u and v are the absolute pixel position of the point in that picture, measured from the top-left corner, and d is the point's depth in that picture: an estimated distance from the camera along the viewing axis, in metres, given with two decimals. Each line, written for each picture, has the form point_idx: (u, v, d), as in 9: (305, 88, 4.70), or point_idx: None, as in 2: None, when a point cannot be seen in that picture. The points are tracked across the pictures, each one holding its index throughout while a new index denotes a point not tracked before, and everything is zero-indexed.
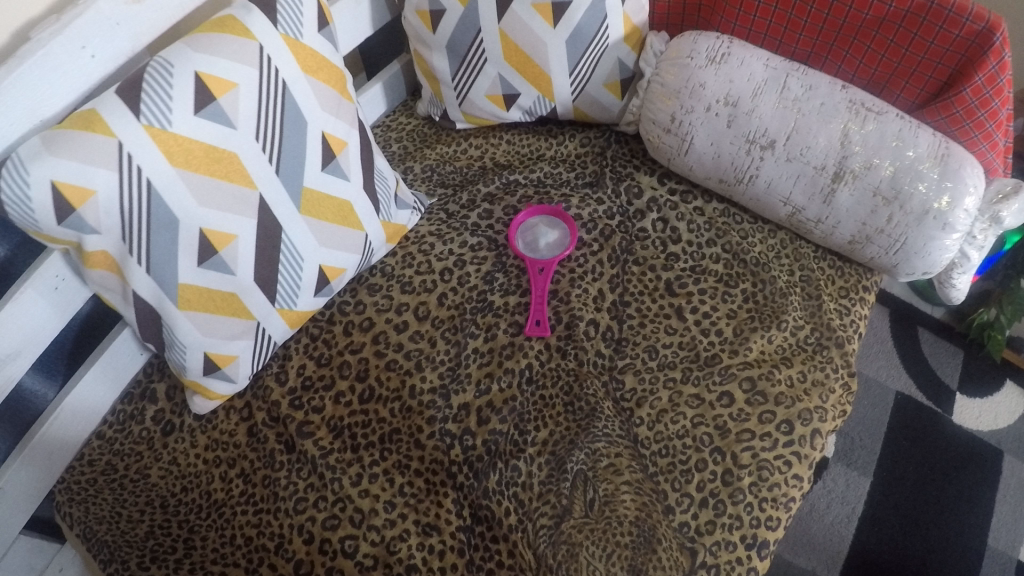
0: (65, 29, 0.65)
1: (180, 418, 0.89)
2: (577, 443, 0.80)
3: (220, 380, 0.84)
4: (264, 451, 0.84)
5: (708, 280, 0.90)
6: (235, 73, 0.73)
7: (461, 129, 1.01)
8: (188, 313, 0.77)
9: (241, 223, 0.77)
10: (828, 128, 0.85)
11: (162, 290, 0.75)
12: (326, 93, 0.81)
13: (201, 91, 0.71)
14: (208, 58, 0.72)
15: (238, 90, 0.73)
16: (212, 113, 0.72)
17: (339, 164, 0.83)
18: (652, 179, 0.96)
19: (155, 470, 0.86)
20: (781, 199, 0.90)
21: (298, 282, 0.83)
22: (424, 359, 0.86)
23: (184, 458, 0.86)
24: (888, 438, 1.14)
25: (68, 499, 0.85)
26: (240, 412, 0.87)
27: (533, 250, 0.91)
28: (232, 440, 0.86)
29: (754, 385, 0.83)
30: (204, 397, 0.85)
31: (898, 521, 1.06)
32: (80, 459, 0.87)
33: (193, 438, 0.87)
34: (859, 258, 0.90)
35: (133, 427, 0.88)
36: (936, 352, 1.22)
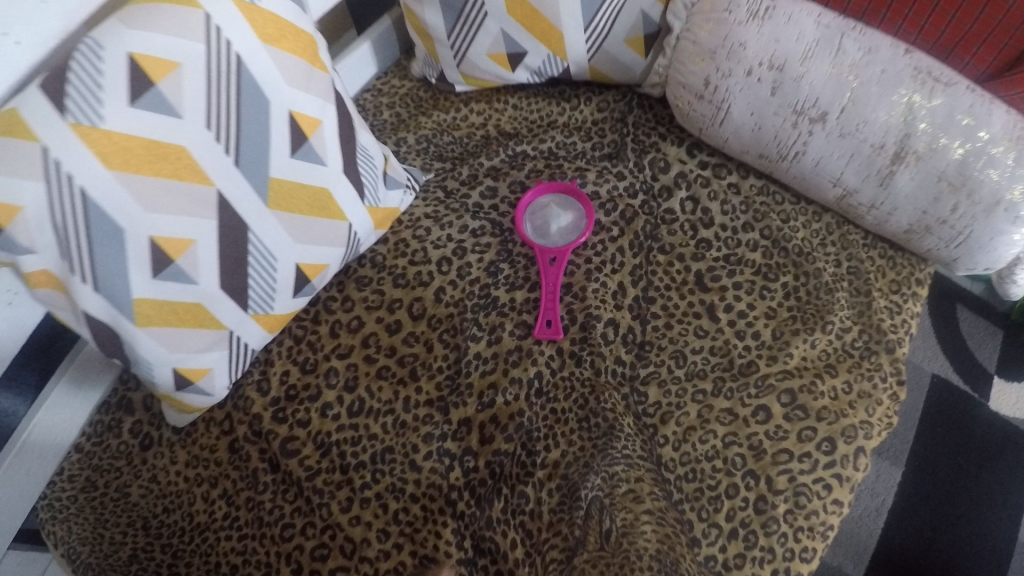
0: None
1: (158, 431, 0.81)
2: (593, 466, 0.71)
3: (195, 393, 0.75)
4: (247, 471, 0.76)
5: (744, 273, 0.79)
6: (176, 50, 0.63)
7: (462, 92, 0.88)
8: (150, 330, 0.68)
9: (199, 225, 0.67)
10: (889, 99, 0.72)
11: (117, 309, 0.66)
12: (291, 65, 0.70)
13: (136, 75, 0.61)
14: (143, 36, 0.61)
15: (181, 70, 0.63)
16: (151, 101, 0.62)
17: (311, 147, 0.72)
18: (680, 151, 0.84)
19: (136, 489, 0.78)
20: (830, 180, 0.78)
21: (273, 283, 0.74)
22: (420, 366, 0.76)
23: (164, 476, 0.79)
24: (921, 424, 1.05)
25: (50, 517, 0.77)
26: (221, 424, 0.79)
27: (543, 236, 0.80)
28: (213, 458, 0.78)
29: (794, 399, 0.73)
30: (180, 411, 0.77)
31: (929, 516, 0.98)
32: (59, 475, 0.79)
33: (173, 453, 0.79)
34: (914, 248, 0.79)
35: (110, 440, 0.81)
36: (975, 331, 1.12)
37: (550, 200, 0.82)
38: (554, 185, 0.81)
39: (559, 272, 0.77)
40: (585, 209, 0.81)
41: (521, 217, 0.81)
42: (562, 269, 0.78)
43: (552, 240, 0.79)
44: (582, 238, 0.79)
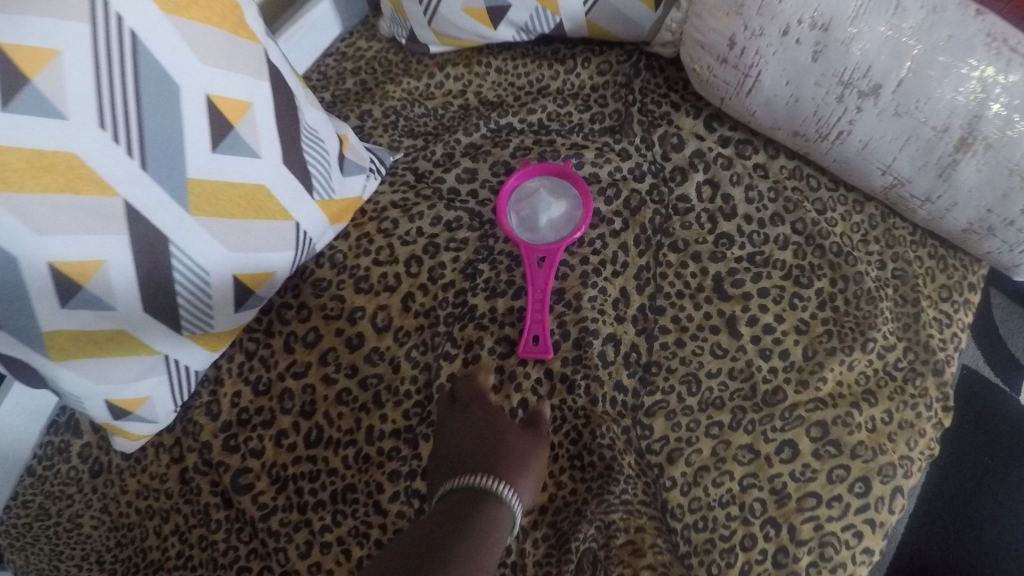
0: None
1: (107, 456, 0.71)
2: (585, 515, 0.60)
3: (136, 421, 0.66)
4: (199, 507, 0.66)
5: (772, 276, 0.66)
6: (56, 33, 0.50)
7: (437, 53, 0.76)
8: (69, 363, 0.60)
9: (108, 244, 0.56)
10: (960, 71, 0.58)
11: (21, 341, 0.57)
12: (204, 39, 0.57)
13: (6, 70, 0.48)
14: (11, 18, 0.48)
15: (62, 58, 0.50)
16: (29, 101, 0.49)
17: (240, 137, 0.59)
18: (696, 124, 0.70)
19: (89, 520, 0.70)
20: (878, 166, 0.65)
21: (208, 298, 0.62)
22: (385, 390, 0.65)
23: (115, 506, 0.69)
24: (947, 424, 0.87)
25: (5, 546, 0.69)
26: (171, 451, 0.68)
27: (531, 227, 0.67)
28: (164, 489, 0.68)
29: (827, 432, 0.61)
30: (125, 438, 0.67)
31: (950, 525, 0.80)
32: (13, 500, 0.71)
33: (122, 481, 0.69)
34: (970, 249, 0.67)
35: (60, 465, 0.72)
36: (1009, 318, 0.95)
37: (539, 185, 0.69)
38: (546, 167, 0.68)
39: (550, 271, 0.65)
40: (582, 195, 0.68)
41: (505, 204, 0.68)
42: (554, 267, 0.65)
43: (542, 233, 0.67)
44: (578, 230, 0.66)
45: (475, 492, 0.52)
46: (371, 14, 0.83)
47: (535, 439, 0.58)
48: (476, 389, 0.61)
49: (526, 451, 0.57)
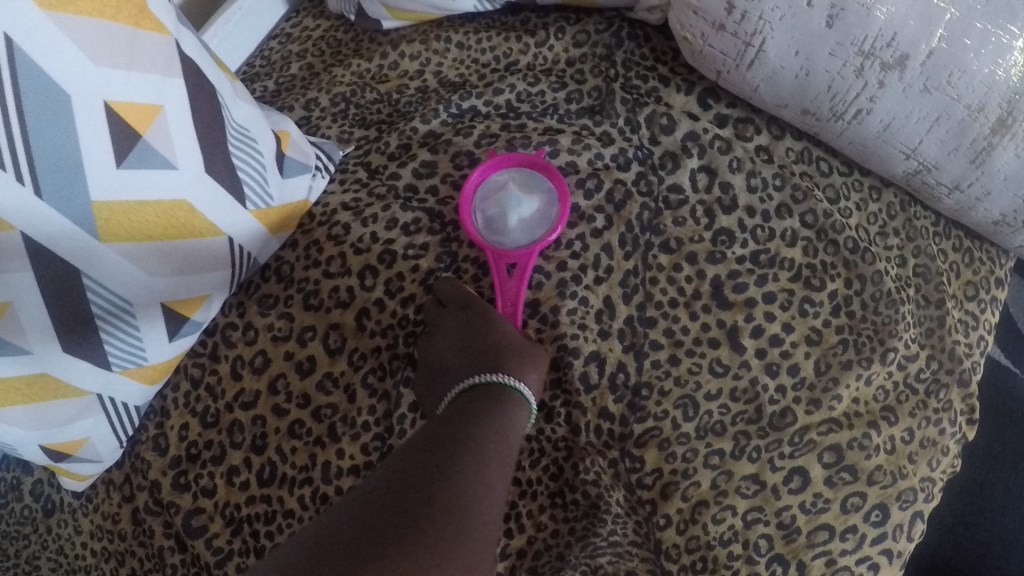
0: None
1: (61, 494, 0.65)
2: (568, 560, 0.53)
3: (79, 462, 0.59)
4: (153, 550, 0.60)
5: (778, 279, 0.58)
6: None
7: (391, 28, 0.67)
8: None
9: (9, 284, 0.48)
10: (1001, 39, 0.49)
11: None
12: (100, 36, 0.47)
13: None
14: None
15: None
16: None
17: (153, 149, 0.51)
18: (689, 101, 0.61)
19: (45, 562, 0.64)
20: (900, 149, 0.55)
21: (136, 329, 0.55)
22: (342, 422, 0.58)
23: (71, 548, 0.63)
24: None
25: None
26: (122, 489, 0.62)
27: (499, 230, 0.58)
28: (117, 530, 0.62)
29: (841, 458, 0.54)
30: (72, 478, 0.61)
31: None
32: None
33: (76, 521, 0.63)
34: (1002, 241, 0.59)
35: (14, 503, 0.67)
36: None
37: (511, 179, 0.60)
38: (517, 159, 0.59)
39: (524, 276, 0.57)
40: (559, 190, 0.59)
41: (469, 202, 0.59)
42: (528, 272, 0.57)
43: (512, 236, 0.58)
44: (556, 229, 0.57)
45: (494, 389, 0.53)
46: None
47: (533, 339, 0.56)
48: (461, 290, 0.58)
49: (531, 349, 0.55)
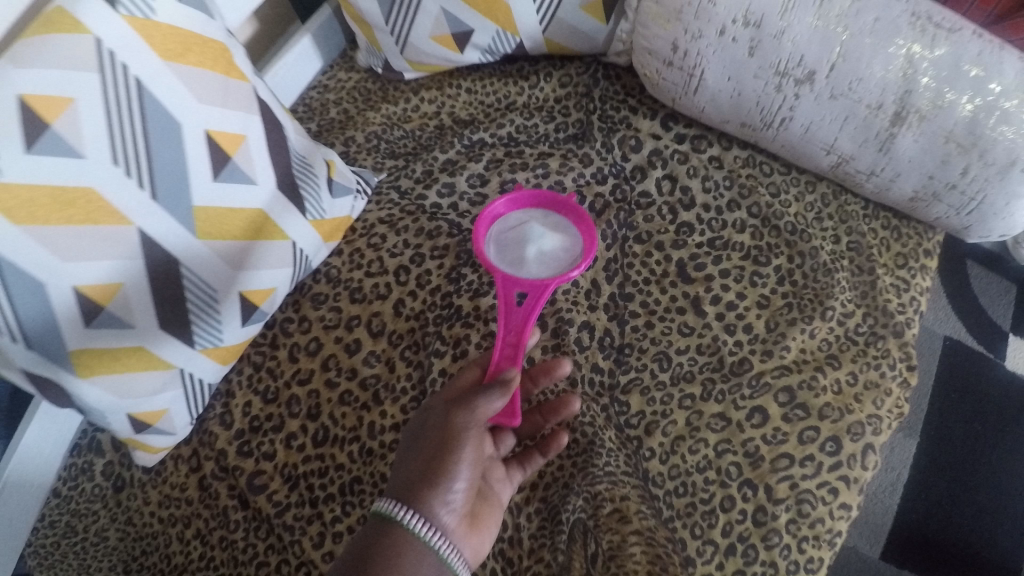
0: None
1: (130, 472, 0.77)
2: (573, 487, 0.66)
3: (157, 433, 0.71)
4: (218, 509, 0.71)
5: (731, 258, 0.71)
6: (70, 84, 0.56)
7: (411, 79, 0.82)
8: (95, 380, 0.64)
9: (124, 267, 0.61)
10: (885, 52, 0.63)
11: (50, 361, 0.61)
12: (201, 80, 0.63)
13: (27, 119, 0.54)
14: (31, 74, 0.55)
15: (77, 106, 0.56)
16: (49, 145, 0.55)
17: (237, 166, 0.66)
18: (654, 125, 0.76)
19: (113, 532, 0.75)
20: (822, 147, 0.70)
21: (218, 314, 0.68)
22: (383, 388, 0.70)
23: (139, 517, 0.74)
24: (935, 391, 1.00)
25: (38, 564, 0.77)
26: (189, 461, 0.74)
27: (517, 253, 0.66)
28: (184, 496, 0.73)
29: (793, 397, 0.66)
30: (146, 452, 0.72)
31: (945, 488, 0.92)
32: (41, 520, 0.78)
33: (145, 493, 0.75)
34: (922, 216, 0.71)
35: (85, 483, 0.78)
36: (987, 288, 1.08)
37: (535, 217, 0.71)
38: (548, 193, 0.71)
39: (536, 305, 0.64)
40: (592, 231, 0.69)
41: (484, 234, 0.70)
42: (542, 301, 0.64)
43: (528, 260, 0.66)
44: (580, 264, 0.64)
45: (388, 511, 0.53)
46: (346, 48, 0.88)
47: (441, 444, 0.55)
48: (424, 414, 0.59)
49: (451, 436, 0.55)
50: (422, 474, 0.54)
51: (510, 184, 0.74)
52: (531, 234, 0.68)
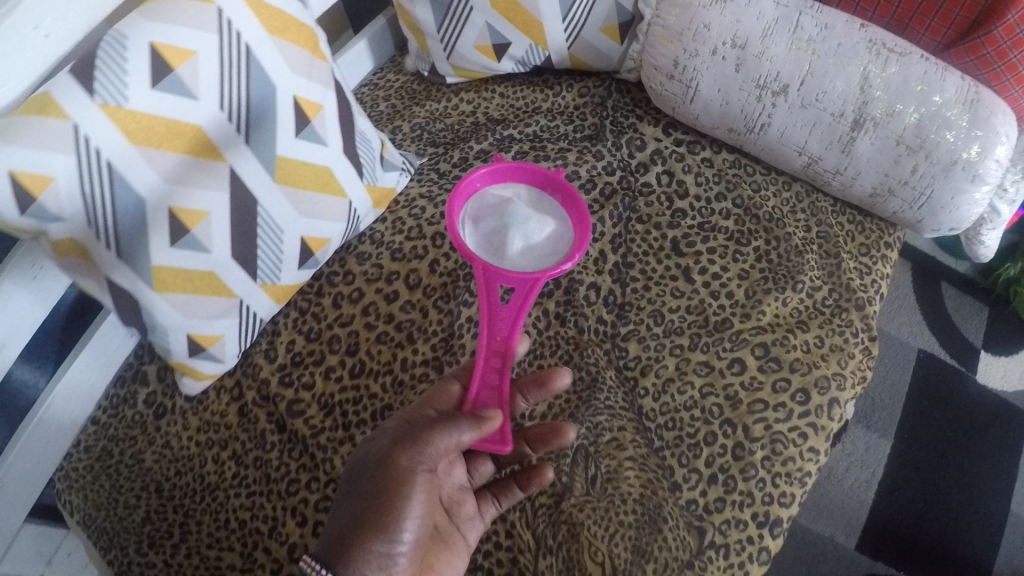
0: (14, 11, 0.56)
1: (171, 401, 0.84)
2: (578, 417, 0.77)
3: (207, 359, 0.79)
4: (255, 432, 0.80)
5: (718, 238, 0.84)
6: (193, 39, 0.66)
7: (452, 83, 0.96)
8: (167, 296, 0.72)
9: (212, 198, 0.71)
10: (846, 70, 0.78)
11: (136, 275, 0.69)
12: (294, 54, 0.74)
13: (158, 62, 0.64)
14: (163, 27, 0.65)
15: (197, 57, 0.67)
16: (171, 85, 0.66)
17: (314, 128, 0.77)
18: (656, 130, 0.90)
19: (150, 455, 0.82)
20: (795, 149, 0.83)
21: (280, 255, 0.78)
22: (416, 330, 0.82)
23: (177, 441, 0.82)
24: (910, 398, 1.08)
25: (67, 486, 0.81)
26: (231, 391, 0.83)
27: (501, 242, 0.73)
28: (223, 422, 0.81)
29: (768, 351, 0.78)
30: (192, 378, 0.80)
31: (919, 488, 1.01)
32: (77, 446, 0.83)
33: (185, 419, 0.82)
34: (880, 211, 0.84)
35: (126, 411, 0.84)
36: (959, 308, 1.16)
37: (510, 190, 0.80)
38: (527, 172, 0.79)
39: (526, 301, 0.71)
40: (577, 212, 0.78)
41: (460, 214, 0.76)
42: (531, 294, 0.71)
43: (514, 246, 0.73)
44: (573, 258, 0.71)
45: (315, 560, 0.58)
46: (396, 55, 1.02)
47: (383, 501, 0.60)
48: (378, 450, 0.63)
49: (395, 489, 0.60)
50: (357, 530, 0.59)
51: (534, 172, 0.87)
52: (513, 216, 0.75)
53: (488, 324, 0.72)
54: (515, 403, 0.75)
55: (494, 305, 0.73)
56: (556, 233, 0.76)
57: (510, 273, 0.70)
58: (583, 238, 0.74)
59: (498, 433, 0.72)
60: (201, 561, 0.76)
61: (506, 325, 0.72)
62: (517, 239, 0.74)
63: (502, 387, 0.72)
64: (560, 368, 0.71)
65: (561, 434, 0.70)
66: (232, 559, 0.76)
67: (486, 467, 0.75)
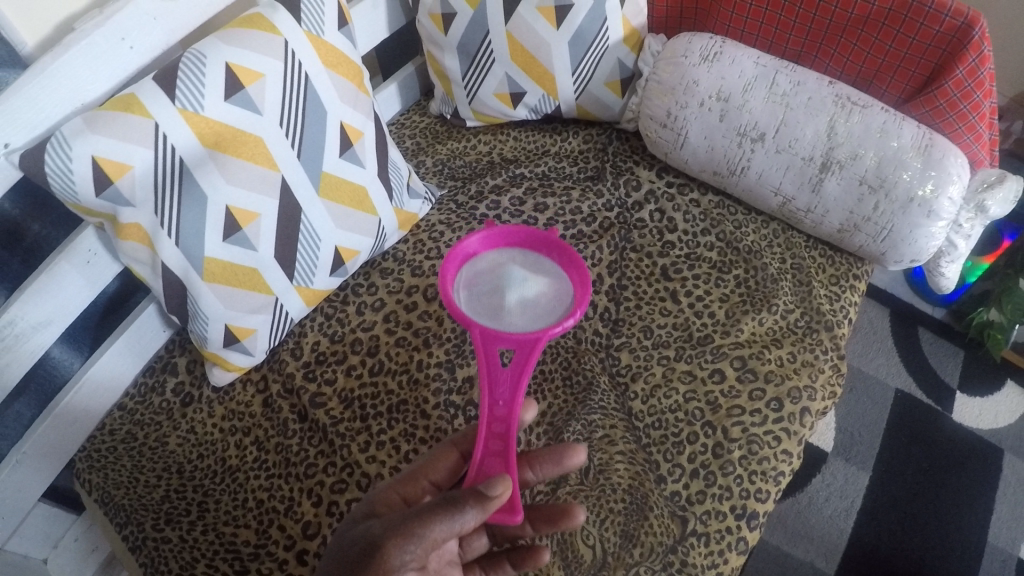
0: (108, 21, 0.70)
1: (198, 390, 0.92)
2: (574, 414, 0.85)
3: (239, 352, 0.87)
4: (278, 421, 0.88)
5: (702, 266, 0.95)
6: (263, 64, 0.79)
7: (472, 126, 1.07)
8: (213, 286, 0.81)
9: (264, 202, 0.81)
10: (815, 120, 0.89)
11: (189, 262, 0.79)
12: (345, 87, 0.86)
13: (231, 79, 0.76)
14: (238, 51, 0.77)
15: (264, 80, 0.79)
16: (241, 100, 0.77)
17: (355, 152, 0.88)
18: (650, 173, 1.01)
19: (174, 438, 0.89)
20: (772, 190, 0.94)
21: (316, 261, 0.88)
22: (432, 336, 0.90)
23: (202, 427, 0.89)
24: (887, 435, 1.17)
25: (87, 467, 0.87)
26: (257, 384, 0.91)
27: (499, 304, 0.71)
28: (248, 411, 0.89)
29: (745, 364, 0.86)
30: (222, 369, 0.88)
31: (896, 517, 1.09)
32: (101, 429, 0.90)
33: (211, 408, 0.90)
34: (848, 246, 0.94)
35: (153, 398, 0.91)
36: (935, 351, 1.27)
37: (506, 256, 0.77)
38: (520, 232, 0.76)
39: (528, 362, 0.68)
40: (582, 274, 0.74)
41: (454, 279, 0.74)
42: (533, 355, 0.68)
43: (511, 304, 0.71)
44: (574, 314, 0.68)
45: None
46: (421, 99, 1.14)
47: None
48: (368, 534, 0.59)
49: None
50: None
51: (542, 205, 0.98)
52: (509, 277, 0.73)
53: (489, 389, 0.69)
54: (524, 476, 0.73)
55: (495, 370, 0.69)
56: (559, 290, 0.73)
57: (508, 334, 0.68)
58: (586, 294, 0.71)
59: (508, 502, 0.70)
60: (217, 536, 0.81)
61: (508, 388, 0.70)
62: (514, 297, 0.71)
63: (508, 453, 0.70)
64: (576, 446, 0.72)
65: (570, 514, 0.69)
66: (247, 535, 0.81)
67: (479, 542, 0.73)
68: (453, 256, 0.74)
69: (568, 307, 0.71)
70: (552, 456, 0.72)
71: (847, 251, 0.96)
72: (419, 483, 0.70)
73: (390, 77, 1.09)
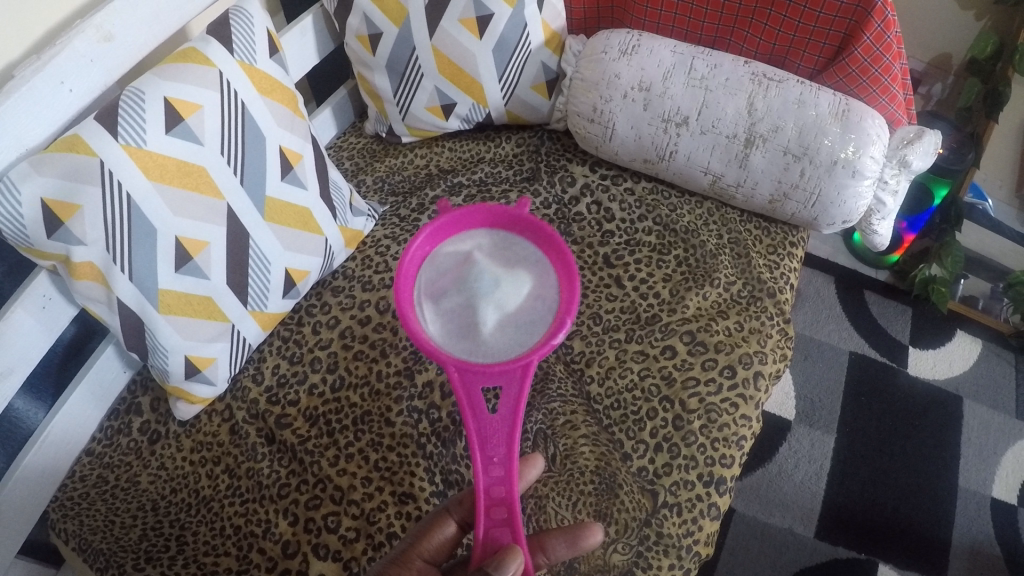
0: (46, 66, 0.72)
1: (164, 426, 0.92)
2: (534, 405, 0.87)
3: (201, 383, 0.88)
4: (246, 446, 0.88)
5: (642, 251, 0.98)
6: (200, 96, 0.80)
7: (407, 142, 1.11)
8: (169, 318, 0.82)
9: (212, 230, 0.83)
10: (734, 98, 0.92)
11: (144, 295, 0.80)
12: (281, 112, 0.89)
13: (171, 113, 0.78)
14: (174, 85, 0.79)
15: (202, 110, 0.80)
16: (182, 132, 0.79)
17: (296, 174, 0.90)
18: (584, 169, 1.05)
19: (145, 476, 0.89)
20: (701, 169, 0.97)
21: (268, 284, 0.90)
22: (389, 346, 0.92)
23: (172, 462, 0.89)
24: (847, 396, 1.28)
25: (61, 516, 0.86)
26: (222, 413, 0.92)
27: (474, 319, 0.69)
28: (216, 440, 0.90)
29: (695, 337, 0.89)
30: (186, 402, 0.89)
31: (866, 474, 1.19)
32: (72, 477, 0.89)
33: (178, 442, 0.91)
34: (780, 215, 0.97)
35: (121, 440, 0.92)
36: (884, 311, 1.38)
37: (466, 245, 0.74)
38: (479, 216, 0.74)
39: (518, 397, 0.67)
40: (558, 255, 0.73)
41: (415, 294, 0.71)
42: (523, 396, 0.67)
43: (488, 320, 0.69)
44: (561, 326, 0.67)
45: None
46: (356, 120, 1.17)
47: None
48: None
49: None
50: None
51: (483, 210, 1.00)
52: (479, 284, 0.70)
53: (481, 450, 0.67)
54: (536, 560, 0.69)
55: (484, 424, 0.67)
56: (540, 280, 0.72)
57: (490, 370, 0.66)
58: (570, 293, 0.69)
59: None
60: (198, 567, 0.81)
61: (502, 446, 0.67)
62: (489, 310, 0.69)
63: (514, 521, 0.67)
64: (592, 525, 0.68)
65: None
66: (228, 563, 0.81)
67: None
68: (406, 273, 0.70)
69: (550, 307, 0.70)
70: (567, 536, 0.68)
71: (780, 220, 0.99)
72: (412, 562, 0.65)
73: (324, 103, 1.12)
